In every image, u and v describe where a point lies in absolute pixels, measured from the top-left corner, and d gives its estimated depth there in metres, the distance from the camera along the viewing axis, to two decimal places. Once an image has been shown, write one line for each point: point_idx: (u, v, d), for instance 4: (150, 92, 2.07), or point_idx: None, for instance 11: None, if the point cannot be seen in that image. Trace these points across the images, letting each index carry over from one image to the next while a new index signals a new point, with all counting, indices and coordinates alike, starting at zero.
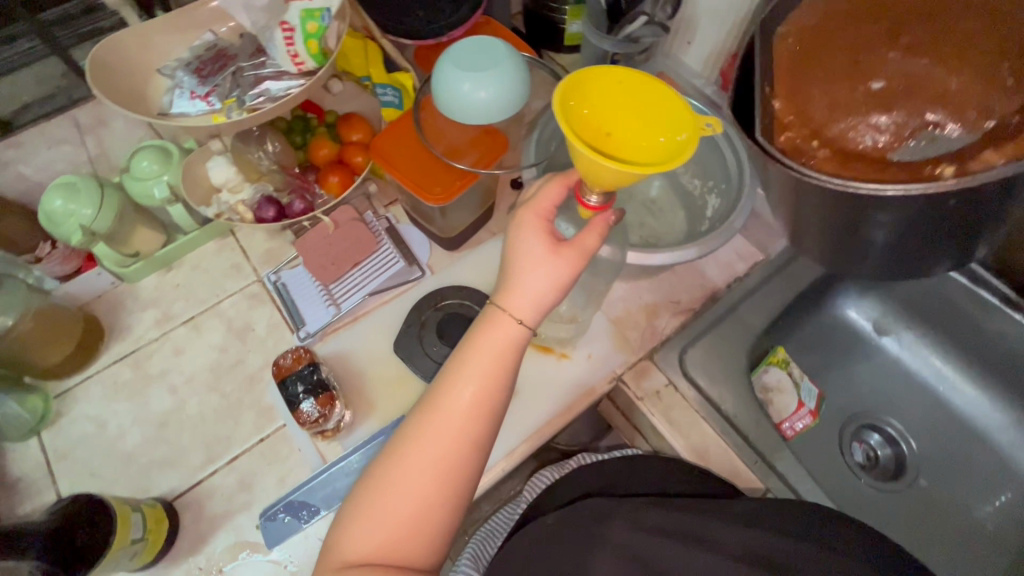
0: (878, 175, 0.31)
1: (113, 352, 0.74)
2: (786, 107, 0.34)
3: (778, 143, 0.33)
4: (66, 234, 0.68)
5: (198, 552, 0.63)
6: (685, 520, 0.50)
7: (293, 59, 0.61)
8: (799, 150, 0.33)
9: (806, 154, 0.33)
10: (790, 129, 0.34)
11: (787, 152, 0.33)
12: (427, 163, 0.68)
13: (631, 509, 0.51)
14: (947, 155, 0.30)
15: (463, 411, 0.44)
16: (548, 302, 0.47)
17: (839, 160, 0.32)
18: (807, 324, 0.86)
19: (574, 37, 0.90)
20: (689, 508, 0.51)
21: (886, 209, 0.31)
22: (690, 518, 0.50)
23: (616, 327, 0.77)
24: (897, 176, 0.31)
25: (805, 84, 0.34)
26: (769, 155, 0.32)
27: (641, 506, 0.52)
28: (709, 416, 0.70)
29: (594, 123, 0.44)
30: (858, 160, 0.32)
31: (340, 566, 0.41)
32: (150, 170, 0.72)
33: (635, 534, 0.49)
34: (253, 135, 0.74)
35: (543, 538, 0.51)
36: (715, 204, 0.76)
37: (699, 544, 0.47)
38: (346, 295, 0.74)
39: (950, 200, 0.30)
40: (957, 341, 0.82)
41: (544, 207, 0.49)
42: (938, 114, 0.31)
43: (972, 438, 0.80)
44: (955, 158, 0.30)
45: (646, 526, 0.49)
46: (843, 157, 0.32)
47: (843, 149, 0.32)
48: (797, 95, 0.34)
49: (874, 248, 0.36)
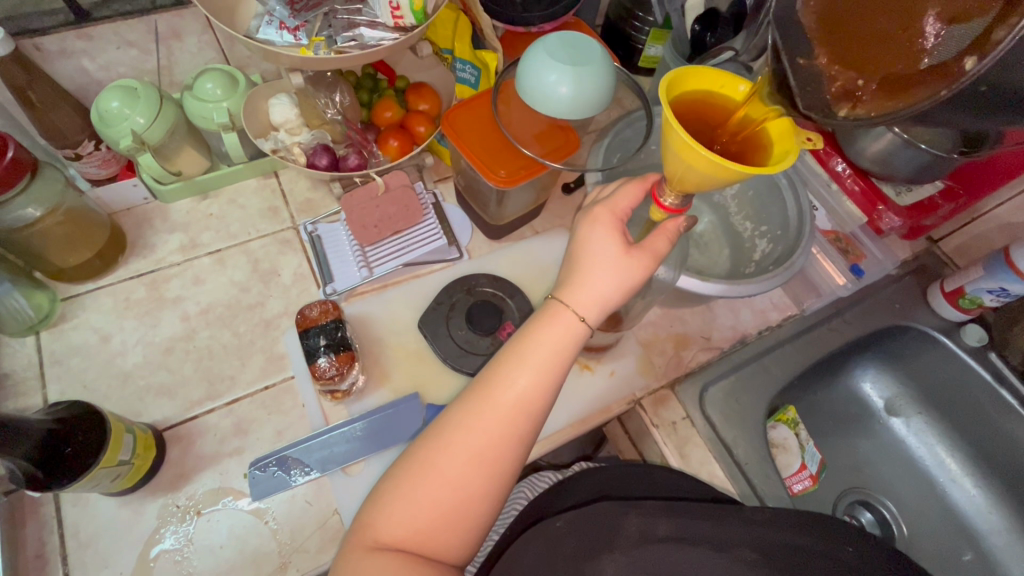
0: (922, 91, 0.30)
1: (132, 268, 0.71)
2: (831, 57, 0.35)
3: (830, 96, 0.35)
4: (115, 137, 0.65)
5: (179, 489, 0.59)
6: (700, 527, 0.46)
7: (393, 12, 0.60)
8: (849, 94, 0.34)
9: (857, 96, 0.34)
10: (841, 76, 0.35)
11: (839, 98, 0.35)
12: (495, 146, 0.68)
13: (642, 514, 0.47)
14: (988, 31, 0.27)
15: (515, 402, 0.41)
16: (613, 303, 0.45)
17: (887, 92, 0.32)
18: (823, 389, 0.85)
19: (651, 60, 0.89)
20: (708, 517, 0.47)
21: (948, 111, 0.30)
22: (706, 525, 0.46)
23: (644, 351, 0.75)
24: (924, 86, 0.30)
25: (845, 38, 0.35)
26: (817, 118, 0.35)
27: (652, 512, 0.47)
28: (720, 457, 0.68)
29: (692, 121, 0.43)
30: (899, 82, 0.32)
31: (371, 546, 0.39)
32: (212, 93, 0.70)
33: (643, 546, 0.44)
34: (326, 81, 0.72)
35: (552, 547, 0.46)
36: (765, 248, 0.75)
37: (715, 548, 0.44)
38: (380, 260, 0.72)
39: (984, 87, 0.27)
40: (966, 435, 0.81)
41: (620, 207, 0.46)
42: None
43: (965, 537, 0.77)
44: (982, 41, 0.27)
45: (658, 537, 0.45)
46: (887, 88, 0.32)
47: (890, 79, 0.32)
48: (838, 40, 0.35)
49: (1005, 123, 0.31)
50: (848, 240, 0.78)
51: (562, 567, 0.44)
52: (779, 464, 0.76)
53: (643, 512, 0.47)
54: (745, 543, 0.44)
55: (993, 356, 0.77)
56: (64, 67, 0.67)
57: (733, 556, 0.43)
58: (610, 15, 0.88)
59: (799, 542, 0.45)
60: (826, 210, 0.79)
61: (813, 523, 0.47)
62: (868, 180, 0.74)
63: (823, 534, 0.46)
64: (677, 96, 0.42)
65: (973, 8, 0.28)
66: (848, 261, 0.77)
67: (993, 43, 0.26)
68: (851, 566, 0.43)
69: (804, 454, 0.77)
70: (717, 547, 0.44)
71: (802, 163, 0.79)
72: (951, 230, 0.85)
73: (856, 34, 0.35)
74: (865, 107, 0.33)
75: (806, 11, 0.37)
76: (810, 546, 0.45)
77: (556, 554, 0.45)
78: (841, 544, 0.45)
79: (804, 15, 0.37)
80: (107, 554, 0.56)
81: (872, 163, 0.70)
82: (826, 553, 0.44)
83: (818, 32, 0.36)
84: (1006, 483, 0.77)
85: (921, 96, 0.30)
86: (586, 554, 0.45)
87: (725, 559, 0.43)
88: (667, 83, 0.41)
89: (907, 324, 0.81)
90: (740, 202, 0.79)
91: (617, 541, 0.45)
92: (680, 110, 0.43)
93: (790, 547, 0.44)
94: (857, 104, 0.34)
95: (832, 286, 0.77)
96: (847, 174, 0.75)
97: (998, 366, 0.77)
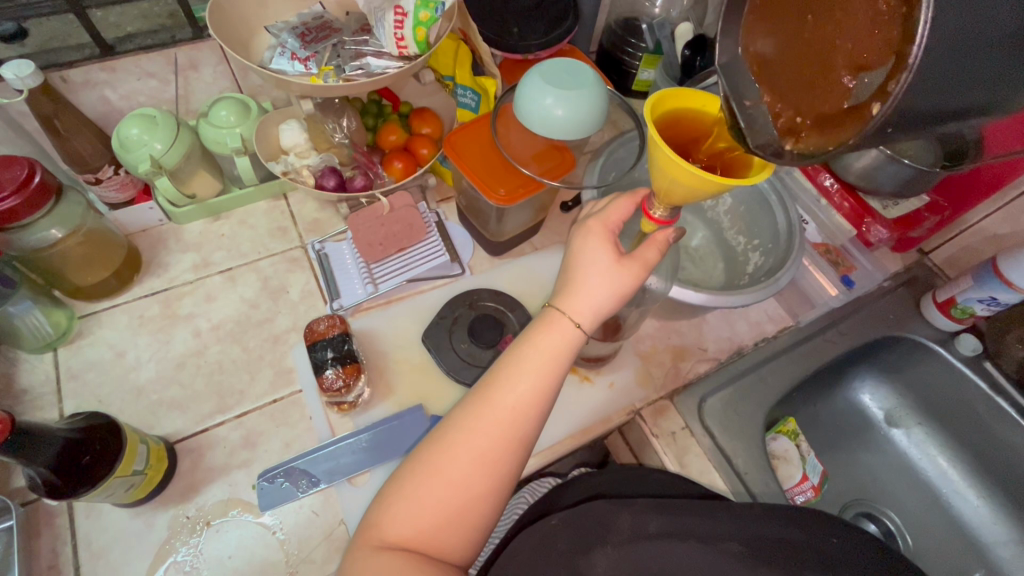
0: (845, 132, 0.32)
1: (146, 286, 0.74)
2: (773, 99, 0.38)
3: (777, 134, 0.37)
4: (134, 162, 0.69)
5: (189, 500, 0.61)
6: (689, 523, 0.47)
7: (398, 42, 0.63)
8: (791, 131, 0.36)
9: (798, 133, 0.36)
10: (784, 115, 0.37)
11: (785, 134, 0.37)
12: (495, 166, 0.71)
13: (635, 512, 0.48)
14: (884, 81, 0.29)
15: (513, 405, 0.43)
16: (607, 310, 0.47)
17: (819, 131, 0.34)
18: (822, 401, 0.86)
19: (643, 84, 0.91)
20: (695, 513, 0.48)
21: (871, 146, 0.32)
22: (696, 521, 0.48)
23: (643, 362, 0.77)
24: (846, 128, 0.32)
25: (780, 83, 0.38)
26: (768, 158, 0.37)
27: (645, 509, 0.49)
28: (718, 465, 0.69)
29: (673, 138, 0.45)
30: (827, 122, 0.34)
31: (377, 545, 0.40)
32: (226, 120, 0.74)
33: (635, 543, 0.46)
34: (334, 107, 0.76)
35: (545, 543, 0.47)
36: (758, 261, 0.77)
37: (702, 542, 0.45)
38: (386, 277, 0.75)
39: (892, 127, 0.30)
40: (967, 446, 0.81)
41: (612, 220, 0.49)
42: (879, 45, 0.30)
43: (970, 548, 0.77)
44: (881, 90, 0.30)
45: (648, 533, 0.47)
46: (819, 126, 0.34)
47: (822, 116, 0.34)
48: (778, 86, 0.38)
49: (931, 131, 0.33)
50: (838, 252, 0.82)
51: (555, 562, 0.45)
52: (780, 476, 0.76)
53: (635, 510, 0.49)
54: (733, 537, 0.46)
55: (989, 365, 0.78)
56: (88, 96, 0.71)
57: (719, 549, 0.45)
58: (603, 42, 0.92)
59: (784, 536, 0.46)
60: (816, 224, 0.81)
61: (800, 519, 0.49)
62: (855, 196, 0.75)
63: (808, 528, 0.48)
64: (658, 115, 0.45)
65: (873, 57, 0.31)
66: (839, 273, 0.80)
67: (889, 92, 0.29)
68: (830, 558, 0.45)
69: (805, 465, 0.77)
70: (705, 541, 0.45)
71: (791, 177, 0.81)
72: (942, 241, 0.87)
73: (789, 77, 0.37)
74: (803, 145, 0.35)
75: (747, 59, 0.40)
76: (797, 536, 0.47)
77: (549, 549, 0.46)
78: (824, 537, 0.47)
79: (744, 64, 0.40)
80: (118, 564, 0.57)
81: (858, 178, 0.72)
82: (808, 546, 0.46)
83: (760, 79, 0.39)
84: (1008, 493, 0.77)
85: (843, 139, 0.32)
86: (579, 549, 0.46)
87: (712, 552, 0.45)
88: (651, 106, 0.44)
89: (903, 336, 0.82)
90: (733, 218, 0.82)
91: (608, 535, 0.47)
92: (664, 128, 0.45)
93: (778, 541, 0.46)
94: (800, 141, 0.36)
95: (824, 297, 0.80)
96: (835, 190, 0.77)
97: (994, 376, 0.77)
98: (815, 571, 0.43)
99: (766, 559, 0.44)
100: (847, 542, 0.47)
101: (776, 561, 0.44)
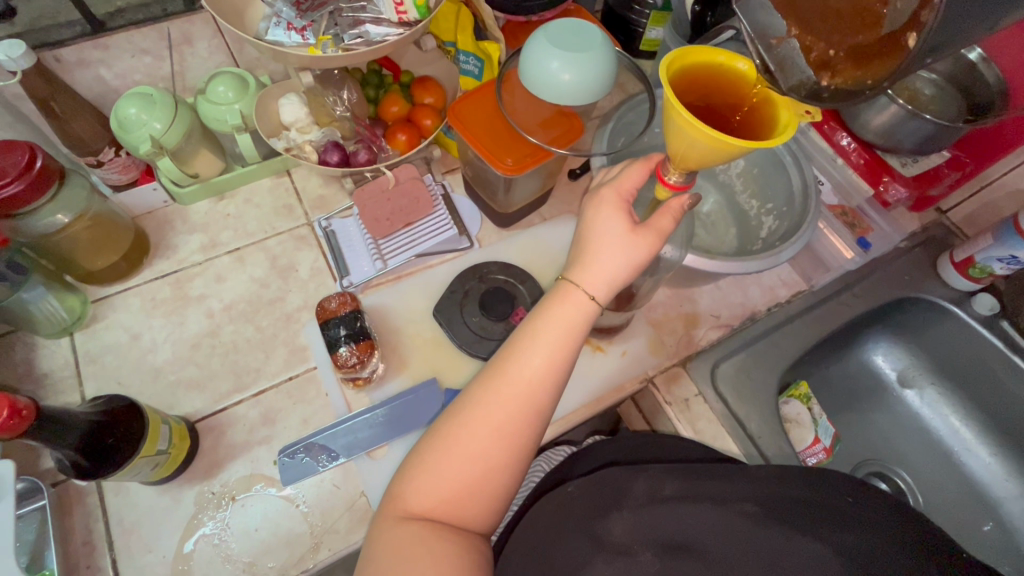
0: (882, 63, 0.35)
1: (156, 269, 0.74)
2: (803, 33, 0.38)
3: (808, 70, 0.38)
4: (134, 143, 0.68)
5: (212, 476, 0.62)
6: (704, 485, 0.48)
7: (397, 8, 0.61)
8: (825, 66, 0.37)
9: (832, 67, 0.37)
10: (815, 49, 0.38)
11: (816, 69, 0.38)
12: (501, 134, 0.69)
13: (650, 476, 0.49)
14: (919, 9, 0.32)
15: (530, 378, 0.43)
16: (622, 280, 0.46)
17: (853, 63, 0.36)
18: (835, 363, 0.86)
19: (651, 43, 0.88)
20: (713, 476, 0.49)
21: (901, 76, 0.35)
22: (711, 483, 0.48)
23: (655, 331, 0.76)
24: (882, 60, 0.35)
25: (806, 18, 0.39)
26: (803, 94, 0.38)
27: (659, 474, 0.49)
28: (732, 431, 0.69)
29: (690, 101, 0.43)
30: (860, 55, 0.36)
31: (401, 516, 0.41)
32: (225, 96, 0.72)
33: (651, 505, 0.47)
34: (334, 79, 0.74)
35: (563, 509, 0.49)
36: (772, 226, 0.75)
37: (717, 504, 0.46)
38: (394, 252, 0.74)
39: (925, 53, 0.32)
40: (982, 406, 0.81)
41: (625, 188, 0.48)
42: None
43: (979, 504, 0.78)
44: (916, 18, 0.32)
45: (663, 497, 0.47)
46: (855, 59, 0.36)
47: (857, 49, 0.36)
48: (805, 20, 0.39)
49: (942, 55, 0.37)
50: (854, 213, 0.79)
51: (573, 526, 0.47)
52: (792, 439, 0.76)
53: (651, 474, 0.50)
54: (747, 499, 0.46)
55: (1006, 324, 0.77)
56: (83, 76, 0.70)
57: (734, 510, 0.45)
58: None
59: (799, 493, 0.47)
60: (831, 184, 0.79)
61: (814, 477, 0.49)
62: (872, 153, 0.73)
63: (824, 487, 0.48)
64: (674, 79, 0.42)
65: None
66: (855, 235, 0.77)
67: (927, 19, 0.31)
68: (846, 514, 0.45)
69: (817, 427, 0.78)
70: (719, 503, 0.46)
71: (808, 138, 0.79)
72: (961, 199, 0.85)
73: (817, 12, 0.38)
74: (839, 79, 0.37)
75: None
76: (812, 496, 0.47)
77: (567, 514, 0.48)
78: (840, 495, 0.47)
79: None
80: (149, 540, 0.59)
81: (877, 135, 0.70)
82: (825, 504, 0.46)
83: (786, 16, 0.40)
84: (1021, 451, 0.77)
85: (881, 72, 0.34)
86: (596, 513, 0.47)
87: (728, 513, 0.45)
88: (667, 65, 0.41)
89: (919, 297, 0.81)
90: (746, 181, 0.80)
91: (624, 500, 0.48)
92: (680, 90, 0.43)
93: (793, 501, 0.46)
94: (835, 75, 0.37)
95: (840, 260, 0.78)
96: (852, 148, 0.75)
97: (1009, 335, 0.77)
98: (829, 525, 0.44)
99: (782, 517, 0.44)
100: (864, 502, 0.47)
101: (791, 520, 0.44)
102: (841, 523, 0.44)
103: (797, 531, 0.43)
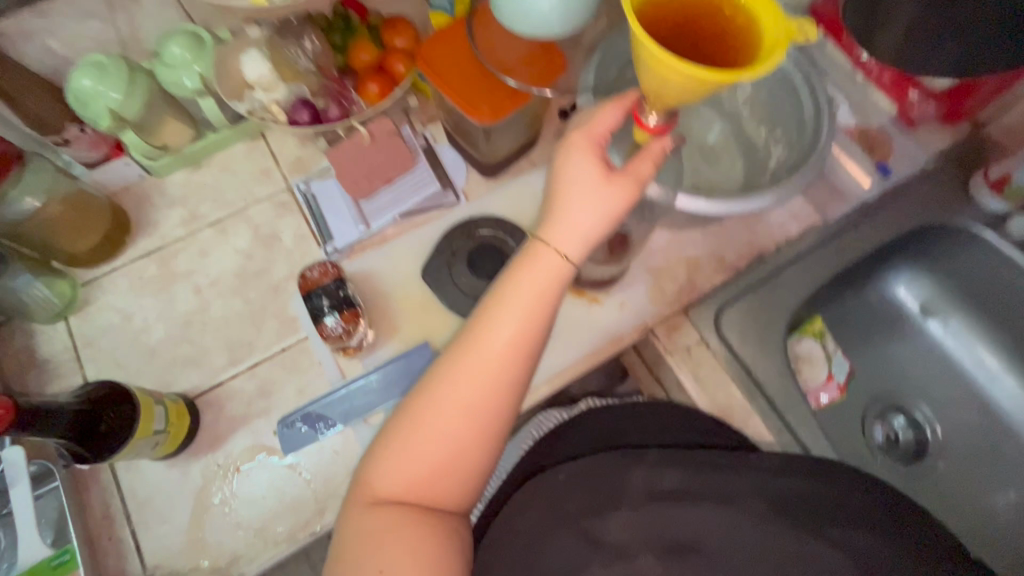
0: None
1: (140, 247, 0.73)
2: None
3: None
4: (95, 117, 0.65)
5: (217, 449, 0.64)
6: (706, 482, 0.47)
7: None
8: None
9: None
10: None
11: None
12: (477, 78, 0.63)
13: (648, 468, 0.49)
14: None
15: (497, 351, 0.41)
16: (596, 235, 0.43)
17: None
18: (855, 299, 0.81)
19: None
20: (715, 470, 0.49)
21: None
22: (713, 477, 0.48)
23: (655, 278, 0.72)
24: None
25: None
26: None
27: (658, 466, 0.49)
28: (738, 378, 0.67)
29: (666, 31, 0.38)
30: None
31: (371, 500, 0.41)
32: (180, 57, 0.67)
33: (651, 502, 0.46)
34: (292, 30, 0.70)
35: (557, 504, 0.48)
36: (780, 156, 0.69)
37: (723, 503, 0.45)
38: (377, 213, 0.71)
39: None
40: (1012, 336, 0.76)
41: (597, 132, 0.43)
42: None
43: (1001, 436, 0.75)
44: None
45: (664, 490, 0.47)
46: None
47: None
48: None
49: None
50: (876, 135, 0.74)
51: (566, 522, 0.46)
52: (803, 377, 0.76)
53: (648, 465, 0.49)
54: (754, 496, 0.46)
55: None
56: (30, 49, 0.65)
57: (741, 509, 0.44)
58: None
59: (801, 490, 0.47)
60: (850, 105, 0.75)
61: (817, 471, 0.50)
62: None
63: (826, 484, 0.48)
64: (643, 7, 0.37)
65: None
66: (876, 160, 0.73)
67: None
68: (847, 512, 0.45)
69: (831, 364, 0.77)
70: (724, 502, 0.45)
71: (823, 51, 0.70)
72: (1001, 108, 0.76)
73: None
74: None
75: None
76: (820, 495, 0.47)
77: (560, 510, 0.47)
78: (841, 491, 0.48)
79: None
80: (163, 511, 0.62)
81: None
82: (831, 502, 0.46)
83: None
84: None
85: None
86: (594, 509, 0.46)
87: (735, 512, 0.44)
88: None
89: (947, 223, 0.73)
90: (753, 106, 0.72)
91: (623, 492, 0.47)
92: (652, 17, 0.37)
93: (797, 498, 0.46)
94: None
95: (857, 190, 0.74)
96: None
97: None
98: (834, 522, 0.44)
99: (788, 512, 0.44)
100: (872, 498, 0.48)
101: (799, 518, 0.44)
102: (843, 522, 0.44)
103: (806, 533, 0.42)
